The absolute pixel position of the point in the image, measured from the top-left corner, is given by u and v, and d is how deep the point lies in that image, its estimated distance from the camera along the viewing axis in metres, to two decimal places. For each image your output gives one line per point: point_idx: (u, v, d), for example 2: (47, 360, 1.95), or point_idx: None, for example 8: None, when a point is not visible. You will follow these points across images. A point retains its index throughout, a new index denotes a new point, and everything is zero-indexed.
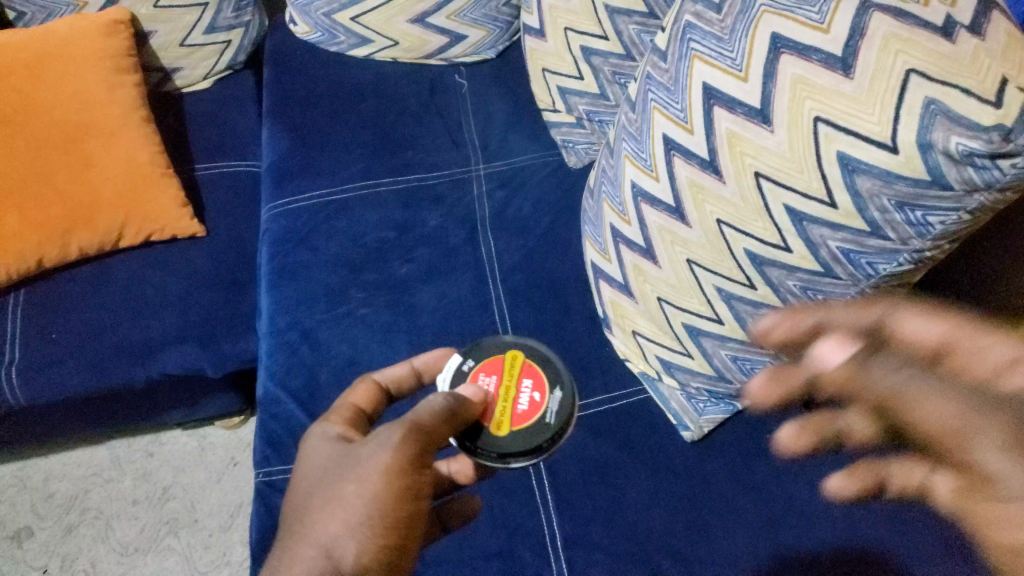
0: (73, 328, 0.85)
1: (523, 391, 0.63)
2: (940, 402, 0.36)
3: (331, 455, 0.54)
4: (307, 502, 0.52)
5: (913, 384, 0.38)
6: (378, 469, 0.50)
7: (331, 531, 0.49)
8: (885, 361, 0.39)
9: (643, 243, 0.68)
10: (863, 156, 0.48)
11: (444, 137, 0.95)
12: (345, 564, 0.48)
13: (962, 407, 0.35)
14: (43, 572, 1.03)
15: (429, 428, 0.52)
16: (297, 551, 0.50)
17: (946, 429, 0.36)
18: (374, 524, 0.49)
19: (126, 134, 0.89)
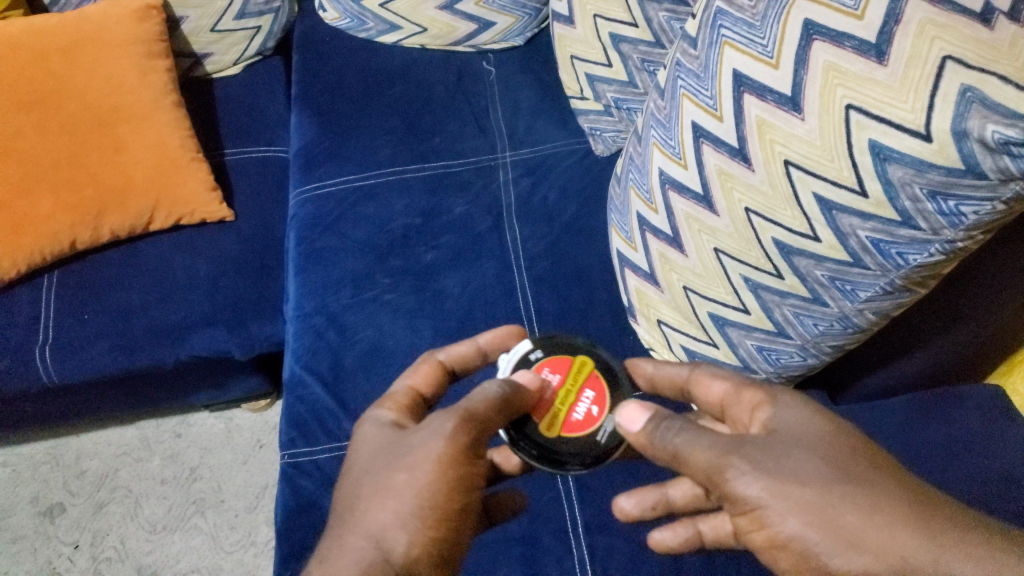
0: (105, 309, 0.87)
1: (582, 401, 0.62)
2: (700, 442, 0.48)
3: (383, 442, 0.55)
4: (356, 492, 0.53)
5: (688, 437, 0.49)
6: (430, 459, 0.50)
7: (382, 521, 0.50)
8: (671, 427, 0.50)
9: (670, 232, 0.68)
10: (896, 145, 0.47)
11: (471, 124, 0.96)
12: (396, 554, 0.49)
13: (715, 442, 0.48)
14: (74, 547, 1.06)
15: (484, 417, 0.52)
16: (347, 539, 0.51)
17: (708, 463, 0.47)
18: (426, 514, 0.50)
19: (157, 118, 0.90)
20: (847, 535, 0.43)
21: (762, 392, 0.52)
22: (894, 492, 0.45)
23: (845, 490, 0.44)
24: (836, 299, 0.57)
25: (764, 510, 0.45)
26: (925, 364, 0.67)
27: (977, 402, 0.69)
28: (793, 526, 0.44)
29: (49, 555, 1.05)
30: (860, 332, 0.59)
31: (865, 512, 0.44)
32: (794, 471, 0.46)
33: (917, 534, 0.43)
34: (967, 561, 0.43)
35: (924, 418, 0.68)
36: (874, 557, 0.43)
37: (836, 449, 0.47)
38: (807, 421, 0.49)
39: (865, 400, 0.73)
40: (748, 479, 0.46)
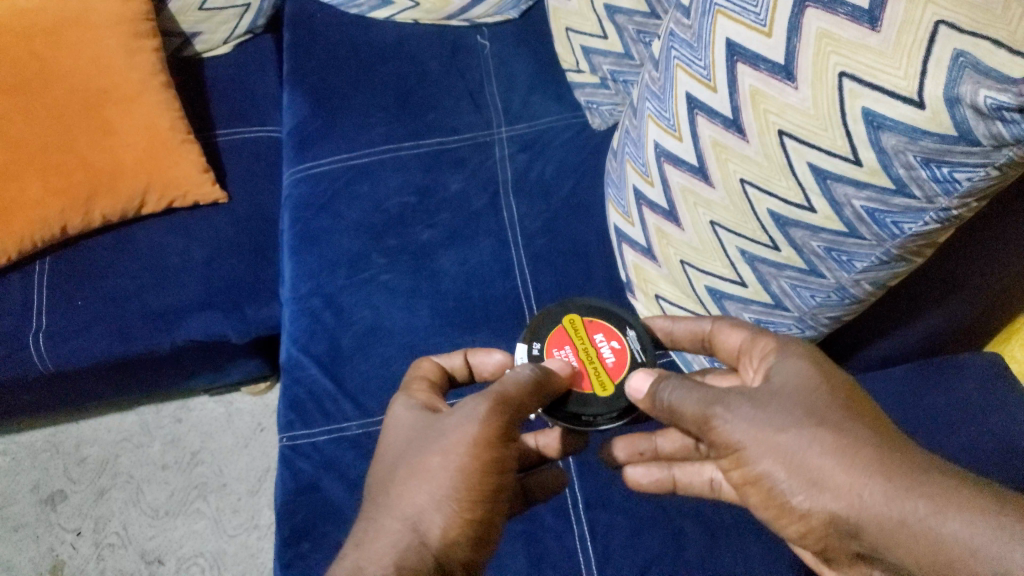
0: (100, 295, 0.87)
1: (601, 346, 0.65)
2: (693, 393, 0.51)
3: (416, 426, 0.55)
4: (387, 477, 0.53)
5: (684, 391, 0.52)
6: (465, 442, 0.51)
7: (418, 504, 0.50)
8: (675, 383, 0.53)
9: (666, 206, 0.67)
10: (890, 112, 0.46)
11: (466, 100, 0.95)
12: (433, 537, 0.49)
13: (704, 393, 0.50)
14: (77, 534, 1.06)
15: (516, 401, 0.53)
16: (382, 521, 0.50)
17: (696, 411, 0.50)
18: (461, 497, 0.50)
19: (146, 100, 0.89)
20: (810, 476, 0.44)
21: (774, 341, 0.53)
22: (866, 435, 0.45)
23: (817, 434, 0.45)
24: (833, 269, 0.57)
25: (743, 452, 0.47)
26: (927, 332, 0.67)
27: (976, 371, 0.68)
28: (765, 466, 0.46)
29: (52, 541, 1.06)
30: (857, 302, 0.59)
31: (833, 456, 0.44)
32: (771, 417, 0.47)
33: (879, 475, 0.43)
34: (927, 501, 0.42)
35: (922, 389, 0.68)
36: (834, 496, 0.44)
37: (818, 396, 0.47)
38: (800, 371, 0.49)
39: (866, 370, 0.72)
40: (729, 425, 0.48)
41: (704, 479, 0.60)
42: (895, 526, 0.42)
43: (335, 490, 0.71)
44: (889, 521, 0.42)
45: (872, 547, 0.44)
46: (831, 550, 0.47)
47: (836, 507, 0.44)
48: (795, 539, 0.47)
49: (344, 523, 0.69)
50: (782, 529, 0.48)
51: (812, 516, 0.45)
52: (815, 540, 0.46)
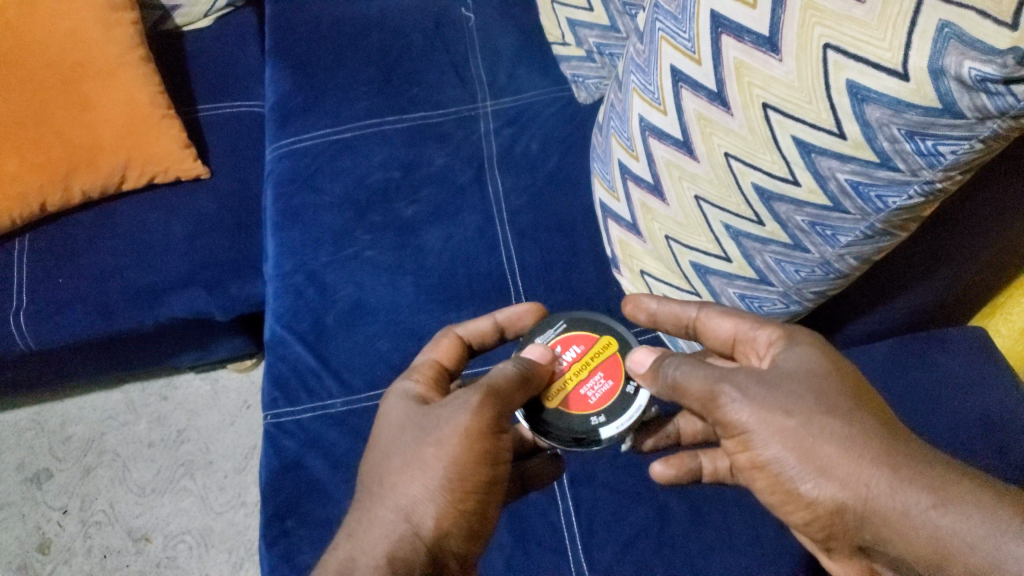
0: (79, 273, 0.86)
1: (567, 361, 0.61)
2: (698, 371, 0.50)
3: (407, 414, 0.55)
4: (381, 467, 0.53)
5: (686, 371, 0.50)
6: (457, 433, 0.50)
7: (411, 495, 0.50)
8: (675, 361, 0.52)
9: (651, 180, 0.67)
10: (874, 85, 0.46)
11: (450, 73, 0.93)
12: (425, 529, 0.50)
13: (710, 372, 0.49)
14: (63, 512, 1.06)
15: (507, 394, 0.52)
16: (376, 512, 0.51)
17: (702, 391, 0.49)
18: (453, 488, 0.50)
19: (125, 74, 0.88)
20: (820, 464, 0.44)
21: (780, 330, 0.52)
22: (874, 426, 0.45)
23: (828, 422, 0.45)
24: (817, 244, 0.56)
25: (749, 436, 0.47)
26: (911, 306, 0.67)
27: (959, 346, 0.68)
28: (774, 451, 0.46)
29: (38, 519, 1.06)
30: (842, 276, 0.59)
31: (842, 446, 0.44)
32: (781, 400, 0.46)
33: (886, 467, 0.44)
34: (930, 495, 0.43)
35: (907, 363, 0.68)
36: (840, 486, 0.44)
37: (828, 383, 0.47)
38: (810, 357, 0.49)
39: (849, 346, 0.72)
40: (739, 406, 0.47)
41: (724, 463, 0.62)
42: (898, 517, 0.43)
43: (319, 468, 0.71)
44: (892, 513, 0.43)
45: (874, 538, 0.44)
46: (831, 540, 0.47)
47: (842, 497, 0.44)
48: (798, 525, 0.48)
49: (328, 499, 0.69)
50: (786, 515, 0.48)
51: (818, 504, 0.45)
52: (818, 527, 0.47)
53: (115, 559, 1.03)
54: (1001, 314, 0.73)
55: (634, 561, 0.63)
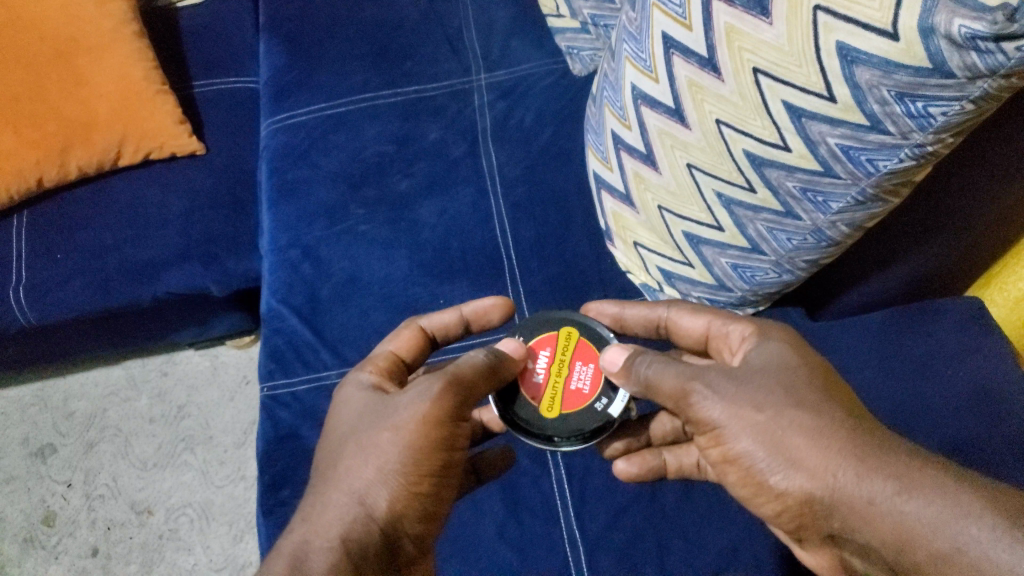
0: (76, 247, 0.86)
1: (544, 368, 0.61)
2: (670, 371, 0.50)
3: (367, 404, 0.55)
4: (337, 452, 0.53)
5: (659, 370, 0.51)
6: (416, 419, 0.50)
7: (365, 478, 0.50)
8: (647, 360, 0.53)
9: (644, 150, 0.66)
10: (863, 46, 0.45)
11: (444, 46, 0.93)
12: (379, 509, 0.50)
13: (682, 371, 0.50)
14: (67, 486, 1.07)
15: (470, 382, 0.52)
16: (330, 496, 0.51)
17: (675, 390, 0.49)
18: (408, 471, 0.50)
19: (119, 50, 0.88)
20: (788, 456, 0.45)
21: (753, 325, 0.53)
22: (842, 418, 0.45)
23: (796, 415, 0.45)
24: (809, 211, 0.56)
25: (721, 431, 0.47)
26: (903, 276, 0.66)
27: (954, 314, 0.67)
28: (745, 445, 0.46)
29: (43, 493, 1.07)
30: (834, 244, 0.59)
31: (810, 437, 0.45)
32: (751, 395, 0.47)
33: (852, 457, 0.44)
34: (894, 481, 0.43)
35: (900, 331, 0.67)
36: (808, 477, 0.44)
37: (798, 376, 0.47)
38: (780, 354, 0.49)
39: (842, 315, 0.73)
40: (710, 403, 0.47)
41: (692, 459, 0.63)
42: (864, 506, 0.43)
43: (314, 439, 0.71)
44: (859, 500, 0.43)
45: (842, 527, 0.45)
46: (803, 530, 0.48)
47: (811, 487, 0.44)
48: (771, 517, 0.48)
49: None
50: (758, 507, 0.49)
51: (788, 495, 0.46)
52: (789, 518, 0.47)
53: (118, 531, 1.04)
54: (998, 283, 0.73)
55: (625, 530, 0.63)
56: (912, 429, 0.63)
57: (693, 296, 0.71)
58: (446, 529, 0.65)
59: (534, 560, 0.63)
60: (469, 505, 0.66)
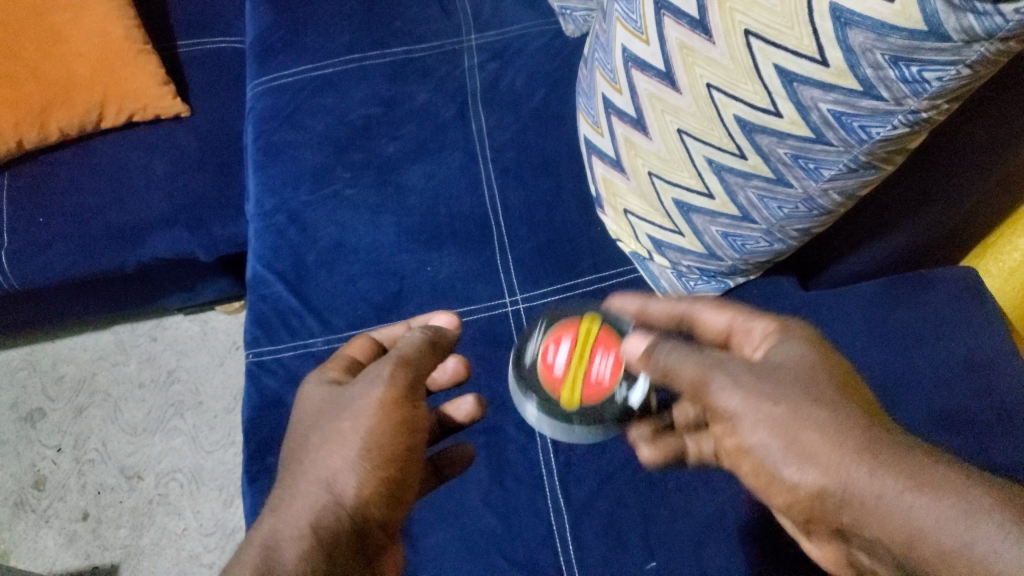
0: (58, 211, 0.85)
1: (564, 355, 0.60)
2: (690, 357, 0.48)
3: (326, 397, 0.54)
4: (301, 445, 0.52)
5: (680, 358, 0.48)
6: (372, 405, 0.50)
7: (331, 466, 0.49)
8: (668, 347, 0.49)
9: (634, 115, 0.64)
10: (858, 7, 0.43)
11: (434, 6, 0.91)
12: (347, 496, 0.48)
13: (703, 360, 0.47)
14: (57, 450, 1.08)
15: (417, 361, 0.53)
16: (298, 487, 0.49)
17: (694, 377, 0.47)
18: (373, 454, 0.49)
19: (98, 8, 0.86)
20: (800, 450, 0.42)
21: (774, 322, 0.50)
22: (859, 416, 0.42)
23: (811, 410, 0.42)
24: (800, 179, 0.55)
25: (737, 421, 0.44)
26: (895, 248, 0.65)
27: (948, 285, 0.66)
28: (759, 437, 0.43)
29: (33, 457, 1.07)
30: (825, 213, 0.57)
31: (824, 432, 0.42)
32: (769, 387, 0.44)
33: (867, 453, 0.40)
34: (906, 478, 0.39)
35: (893, 301, 0.66)
36: (821, 472, 0.41)
37: (816, 373, 0.45)
38: (801, 351, 0.47)
39: (837, 285, 0.71)
40: (728, 391, 0.45)
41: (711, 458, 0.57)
42: (876, 502, 0.40)
43: None
44: (871, 497, 0.40)
45: (853, 524, 0.41)
46: (812, 522, 0.45)
47: (823, 483, 0.41)
48: (781, 508, 0.45)
49: None
50: (769, 499, 0.46)
51: (799, 489, 0.42)
52: (799, 510, 0.44)
53: (108, 496, 1.04)
54: (993, 253, 0.72)
55: (611, 499, 0.63)
56: (903, 400, 0.62)
57: (683, 265, 0.69)
58: (430, 496, 0.65)
59: (519, 529, 0.63)
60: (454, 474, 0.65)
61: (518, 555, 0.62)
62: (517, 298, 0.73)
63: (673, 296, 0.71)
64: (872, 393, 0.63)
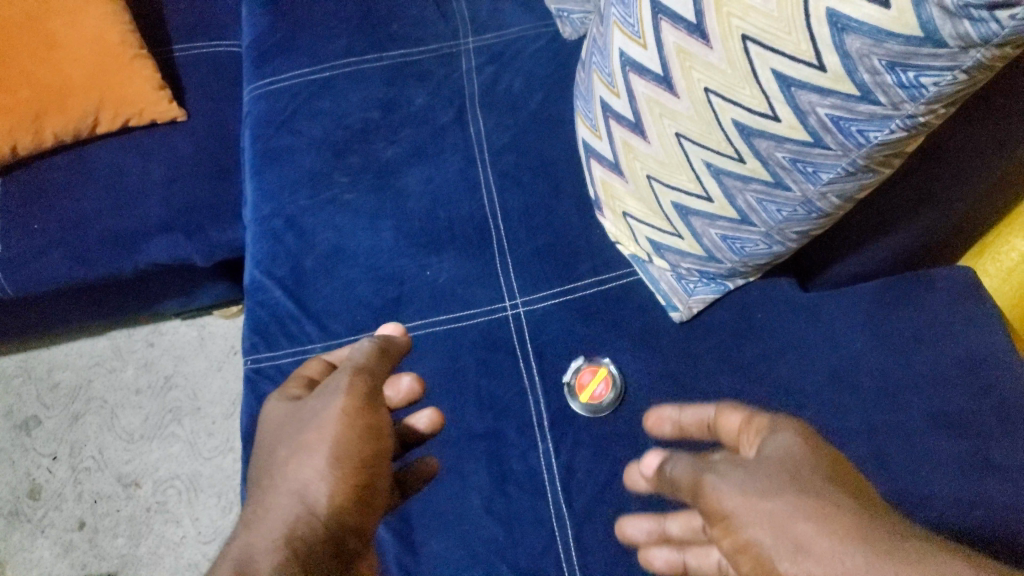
0: (53, 218, 0.84)
1: None
2: (687, 464, 0.45)
3: (289, 410, 0.52)
4: (270, 459, 0.50)
5: (682, 466, 0.45)
6: (335, 414, 0.48)
7: (302, 477, 0.47)
8: (674, 459, 0.47)
9: (632, 118, 0.64)
10: (854, 13, 0.43)
11: (431, 8, 0.91)
12: (321, 506, 0.46)
13: (696, 465, 0.44)
14: (53, 458, 1.07)
15: (372, 368, 0.51)
16: (270, 500, 0.47)
17: (689, 480, 0.44)
18: (344, 462, 0.47)
19: (93, 11, 0.85)
20: (793, 541, 0.36)
21: (769, 417, 0.45)
22: (856, 505, 0.37)
23: (806, 499, 0.37)
24: (799, 182, 0.55)
25: (729, 521, 0.39)
26: (892, 250, 0.65)
27: (947, 285, 0.66)
28: (750, 534, 0.38)
29: (28, 466, 1.07)
30: (824, 215, 0.58)
31: (816, 520, 0.36)
32: (757, 482, 0.39)
33: (865, 540, 0.35)
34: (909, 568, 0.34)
35: (894, 302, 0.66)
36: (817, 564, 0.35)
37: (807, 464, 0.40)
38: (793, 443, 0.42)
39: (835, 286, 0.71)
40: (717, 489, 0.40)
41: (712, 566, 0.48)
42: None
43: None
44: None
45: None
46: None
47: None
48: None
49: None
50: None
51: None
52: None
53: (105, 504, 1.04)
54: (990, 253, 0.72)
55: (613, 503, 0.63)
56: (903, 402, 0.62)
57: (682, 268, 0.69)
58: (432, 501, 0.64)
59: (521, 533, 0.63)
60: (456, 479, 0.65)
61: (521, 560, 0.61)
62: (517, 302, 0.73)
63: (673, 298, 0.70)
64: (872, 395, 0.63)
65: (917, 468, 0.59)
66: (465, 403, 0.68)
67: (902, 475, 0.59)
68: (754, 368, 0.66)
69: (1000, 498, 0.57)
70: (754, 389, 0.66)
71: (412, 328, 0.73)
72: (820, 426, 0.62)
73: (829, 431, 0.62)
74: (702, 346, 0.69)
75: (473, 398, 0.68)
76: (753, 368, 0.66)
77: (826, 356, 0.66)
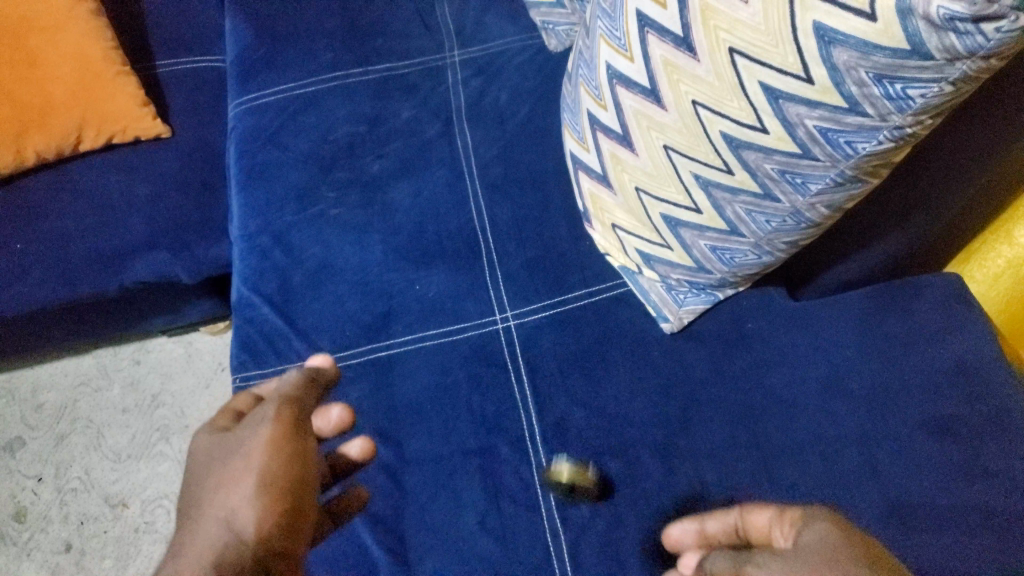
0: (36, 238, 0.83)
1: None
2: (727, 561, 0.47)
3: (213, 443, 0.50)
4: (196, 493, 0.48)
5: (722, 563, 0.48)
6: (263, 442, 0.47)
7: (229, 506, 0.45)
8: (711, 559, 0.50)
9: (620, 131, 0.64)
10: (841, 26, 0.44)
11: (416, 22, 0.92)
12: (248, 533, 0.44)
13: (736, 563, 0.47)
14: (38, 480, 1.06)
15: (300, 396, 0.51)
16: (196, 533, 0.45)
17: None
18: (272, 488, 0.45)
19: (74, 29, 0.85)
20: None
21: (800, 509, 0.47)
22: None
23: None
24: (788, 193, 0.55)
25: None
26: (882, 256, 0.66)
27: (935, 292, 0.67)
28: None
29: (13, 488, 1.05)
30: (813, 225, 0.58)
31: None
32: (794, 567, 0.41)
33: None
34: None
35: (883, 309, 0.66)
36: None
37: (840, 547, 0.42)
38: (827, 530, 0.44)
39: (824, 295, 0.71)
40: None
41: None
42: None
43: None
44: None
45: None
46: None
47: None
48: None
49: None
50: None
51: None
52: None
53: (92, 526, 1.02)
54: (977, 259, 0.73)
55: (608, 517, 0.62)
56: (896, 408, 0.62)
57: (672, 278, 0.69)
58: (425, 519, 0.64)
59: (516, 549, 0.62)
60: (449, 496, 0.64)
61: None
62: (507, 316, 0.73)
63: (663, 308, 0.70)
64: (864, 402, 0.63)
65: (911, 475, 0.59)
66: (457, 418, 0.68)
67: (896, 484, 0.59)
68: (746, 378, 0.66)
69: (994, 504, 0.57)
70: (747, 398, 0.65)
71: (402, 344, 0.72)
72: (813, 435, 0.62)
73: (822, 440, 0.62)
74: (694, 356, 0.68)
75: (466, 413, 0.68)
76: (745, 378, 0.66)
77: (817, 365, 0.65)
